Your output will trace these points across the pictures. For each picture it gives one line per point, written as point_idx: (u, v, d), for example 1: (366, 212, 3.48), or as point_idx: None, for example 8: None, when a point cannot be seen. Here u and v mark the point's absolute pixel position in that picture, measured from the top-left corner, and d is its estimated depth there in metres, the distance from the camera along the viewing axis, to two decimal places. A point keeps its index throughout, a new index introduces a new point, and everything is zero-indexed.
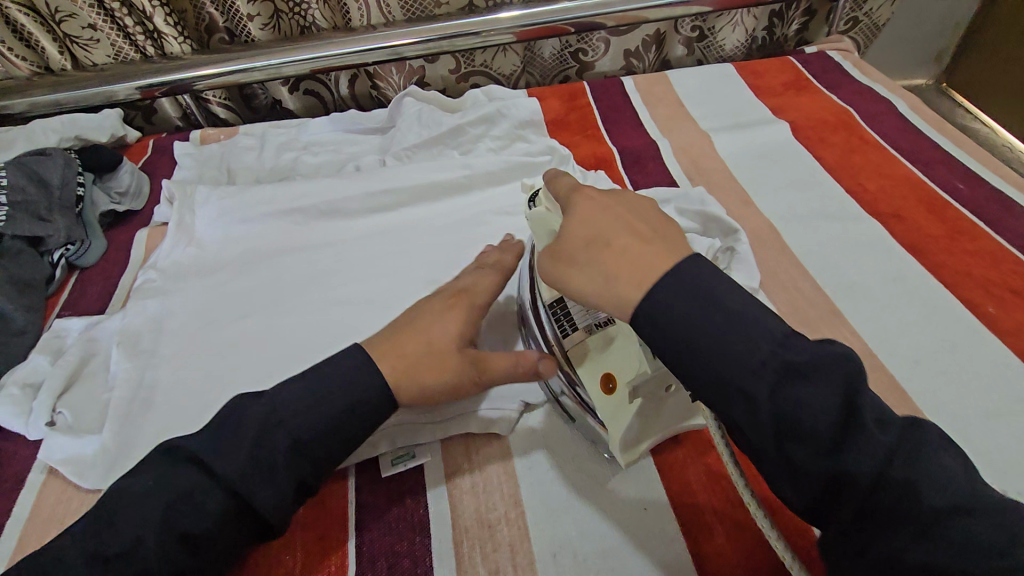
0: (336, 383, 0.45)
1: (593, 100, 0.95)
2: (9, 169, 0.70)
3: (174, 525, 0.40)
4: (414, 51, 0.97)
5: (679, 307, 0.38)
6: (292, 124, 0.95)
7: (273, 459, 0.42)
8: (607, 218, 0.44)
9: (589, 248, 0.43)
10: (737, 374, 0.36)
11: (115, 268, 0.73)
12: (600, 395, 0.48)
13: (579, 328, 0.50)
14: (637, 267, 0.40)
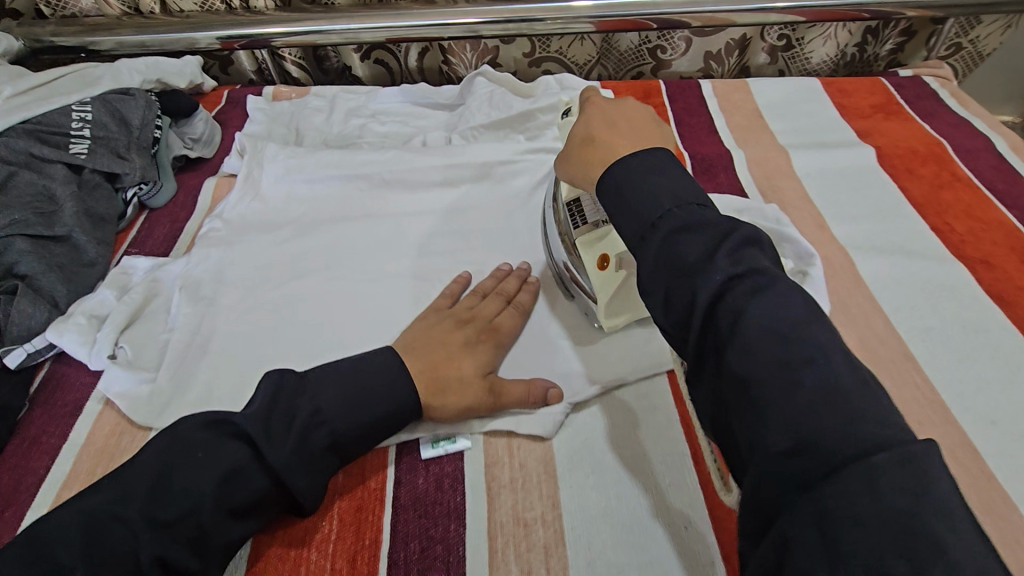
0: (374, 388, 0.48)
1: (668, 100, 0.92)
2: (95, 105, 0.74)
3: (226, 500, 0.42)
4: (491, 30, 0.95)
5: (630, 177, 0.42)
6: (362, 91, 0.94)
7: (310, 448, 0.45)
8: (602, 117, 0.49)
9: (580, 145, 0.49)
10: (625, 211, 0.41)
11: (182, 213, 0.75)
12: (595, 270, 0.56)
13: (588, 222, 0.57)
14: (607, 154, 0.46)
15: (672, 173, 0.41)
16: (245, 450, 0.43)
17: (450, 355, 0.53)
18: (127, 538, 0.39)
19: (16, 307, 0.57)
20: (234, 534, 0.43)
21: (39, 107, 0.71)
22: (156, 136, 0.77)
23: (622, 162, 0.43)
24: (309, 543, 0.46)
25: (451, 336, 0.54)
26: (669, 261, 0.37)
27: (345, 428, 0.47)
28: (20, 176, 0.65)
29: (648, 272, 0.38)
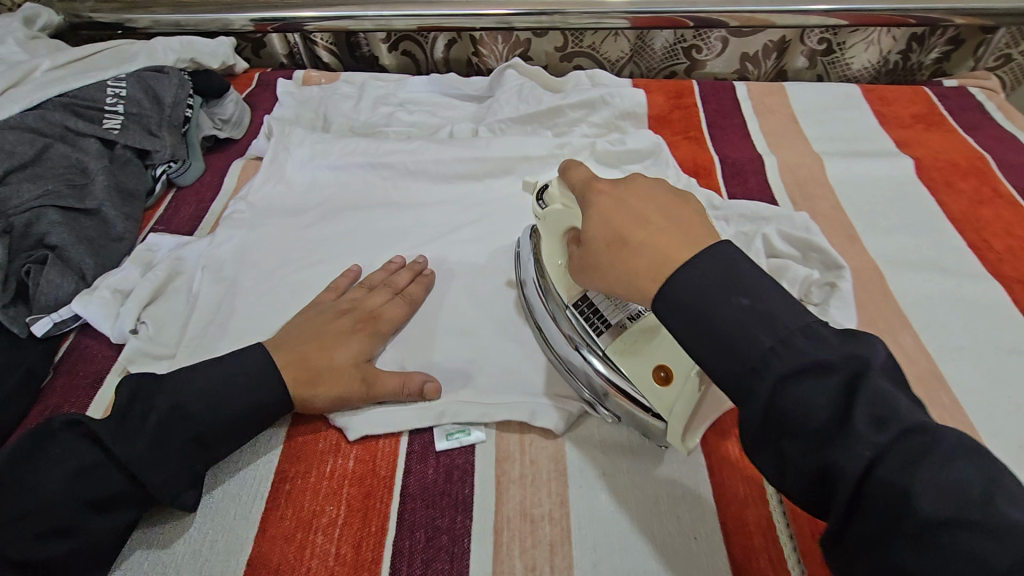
0: (244, 381, 0.49)
1: (699, 101, 0.90)
2: (129, 82, 0.75)
3: (79, 492, 0.42)
4: (523, 23, 0.95)
5: (697, 279, 0.36)
6: (392, 79, 0.94)
7: (168, 437, 0.46)
8: (626, 211, 0.41)
9: (608, 246, 0.41)
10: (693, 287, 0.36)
11: (208, 192, 0.76)
12: (653, 387, 0.45)
13: (611, 326, 0.50)
14: (654, 258, 0.38)
15: (742, 273, 0.36)
16: (96, 447, 0.44)
17: (320, 346, 0.52)
18: None
19: (45, 276, 0.58)
20: (95, 529, 0.42)
21: (75, 82, 0.72)
22: (187, 115, 0.78)
23: (677, 277, 0.36)
24: (316, 526, 0.46)
25: (330, 327, 0.54)
26: (691, 305, 0.36)
27: (202, 422, 0.47)
28: (55, 149, 0.66)
29: (693, 328, 0.36)
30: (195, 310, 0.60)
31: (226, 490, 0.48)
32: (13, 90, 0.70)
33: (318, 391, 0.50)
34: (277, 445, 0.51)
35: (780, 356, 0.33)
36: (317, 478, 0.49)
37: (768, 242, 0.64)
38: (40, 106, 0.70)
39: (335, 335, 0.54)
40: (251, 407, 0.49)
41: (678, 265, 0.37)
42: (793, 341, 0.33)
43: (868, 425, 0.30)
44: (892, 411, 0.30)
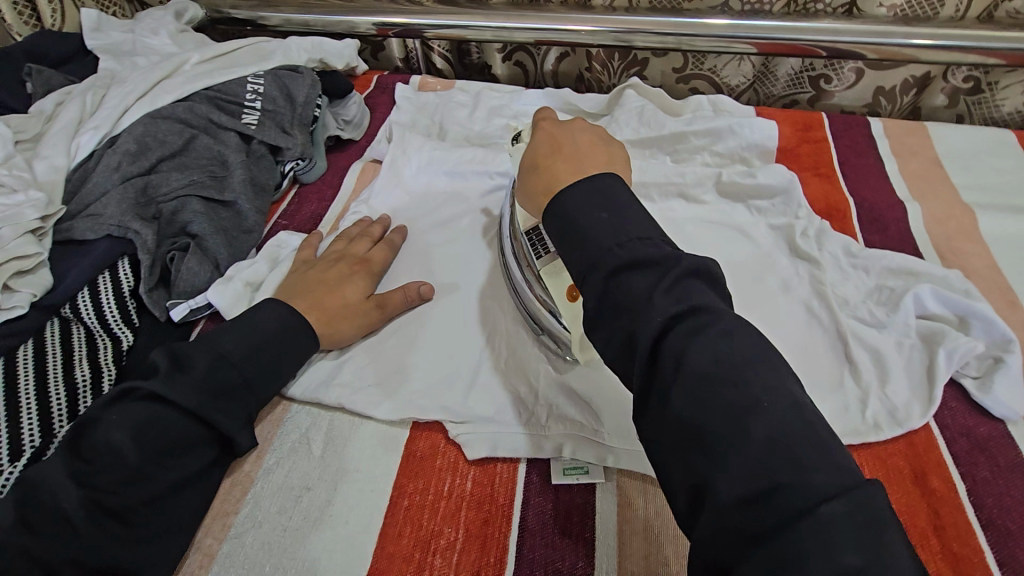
0: (273, 329, 0.53)
1: (831, 136, 0.84)
2: (267, 80, 0.78)
3: (148, 446, 0.44)
4: (644, 41, 0.92)
5: (579, 203, 0.42)
6: (506, 90, 0.94)
7: (219, 382, 0.48)
8: (551, 140, 0.49)
9: (528, 168, 0.49)
10: (604, 241, 0.39)
11: (329, 192, 0.77)
12: (566, 303, 0.51)
13: (548, 251, 0.54)
14: (551, 176, 0.47)
15: (619, 206, 0.41)
16: (153, 403, 0.46)
17: (331, 292, 0.58)
18: (62, 516, 0.40)
19: (186, 264, 0.61)
20: (171, 475, 0.45)
21: (220, 78, 0.75)
22: (315, 115, 0.80)
23: (563, 195, 0.42)
24: (434, 547, 0.46)
25: (328, 273, 0.59)
26: (586, 244, 0.40)
27: (247, 368, 0.50)
28: (199, 140, 0.69)
29: (577, 254, 0.40)
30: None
31: (347, 500, 0.48)
32: (166, 82, 0.74)
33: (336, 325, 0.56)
34: (395, 458, 0.51)
35: (674, 329, 0.35)
36: (436, 495, 0.49)
37: (919, 301, 0.59)
38: (188, 98, 0.73)
39: (338, 277, 0.59)
40: (281, 345, 0.53)
41: (566, 186, 0.43)
42: (704, 324, 0.35)
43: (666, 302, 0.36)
44: (729, 362, 0.34)
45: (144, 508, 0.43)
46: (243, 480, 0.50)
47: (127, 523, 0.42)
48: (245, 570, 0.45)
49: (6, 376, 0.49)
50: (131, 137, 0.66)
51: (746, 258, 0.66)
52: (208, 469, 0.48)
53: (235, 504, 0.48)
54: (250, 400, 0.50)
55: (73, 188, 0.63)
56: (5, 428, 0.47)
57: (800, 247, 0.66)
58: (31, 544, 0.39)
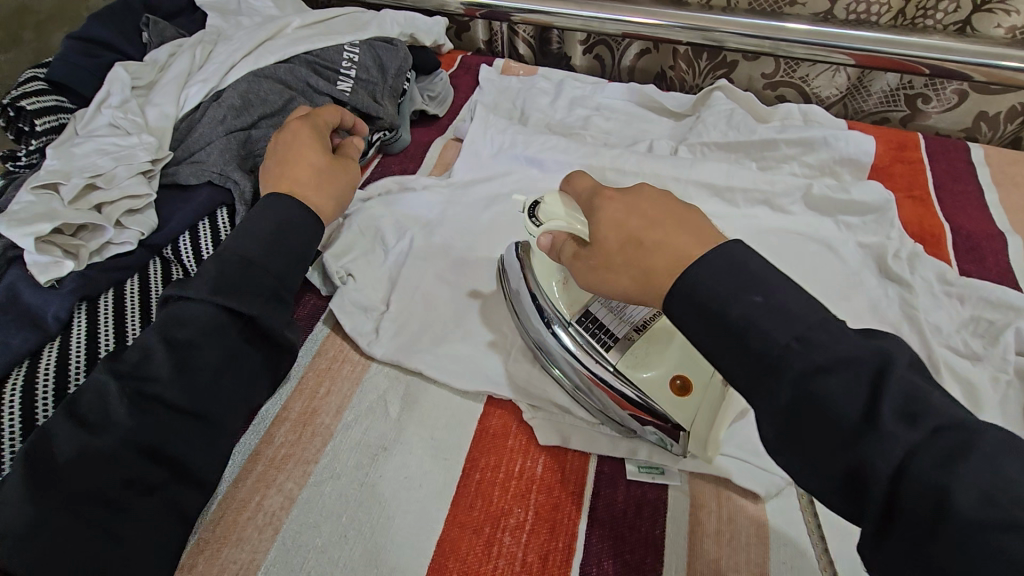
0: (280, 219, 0.52)
1: (927, 157, 0.80)
2: (363, 49, 0.79)
3: (175, 339, 0.45)
4: (737, 44, 0.89)
5: (719, 291, 0.34)
6: (589, 81, 0.93)
7: (227, 270, 0.48)
8: (637, 211, 0.40)
9: (622, 246, 0.39)
10: (773, 341, 0.32)
11: (411, 164, 0.79)
12: (677, 402, 0.46)
13: (617, 338, 0.49)
14: (670, 253, 0.36)
15: (771, 285, 0.33)
16: (178, 302, 0.47)
17: (300, 164, 0.57)
18: (103, 409, 0.42)
19: None
20: (203, 362, 0.45)
21: (320, 42, 0.77)
22: (404, 88, 0.81)
23: (693, 276, 0.35)
24: (504, 525, 0.46)
25: (290, 147, 0.58)
26: (749, 354, 0.32)
27: (260, 257, 0.49)
28: (297, 102, 0.72)
29: (732, 357, 0.33)
30: (400, 280, 0.62)
31: (421, 464, 0.49)
32: (269, 42, 0.76)
33: (335, 191, 0.58)
34: (469, 430, 0.52)
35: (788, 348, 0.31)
36: (507, 474, 0.49)
37: (1021, 338, 0.56)
38: (289, 60, 0.75)
39: (300, 148, 0.58)
40: (286, 225, 0.52)
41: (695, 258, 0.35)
42: (814, 337, 0.31)
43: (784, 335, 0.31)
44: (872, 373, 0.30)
45: (183, 395, 0.44)
46: (323, 431, 0.52)
47: (171, 408, 0.43)
48: (322, 518, 0.46)
49: (116, 306, 0.53)
50: (236, 92, 0.68)
51: (832, 274, 0.64)
52: (244, 360, 0.47)
53: (315, 453, 0.50)
54: (258, 274, 0.49)
55: (180, 137, 0.66)
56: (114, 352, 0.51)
57: (890, 268, 0.64)
58: (81, 438, 0.40)
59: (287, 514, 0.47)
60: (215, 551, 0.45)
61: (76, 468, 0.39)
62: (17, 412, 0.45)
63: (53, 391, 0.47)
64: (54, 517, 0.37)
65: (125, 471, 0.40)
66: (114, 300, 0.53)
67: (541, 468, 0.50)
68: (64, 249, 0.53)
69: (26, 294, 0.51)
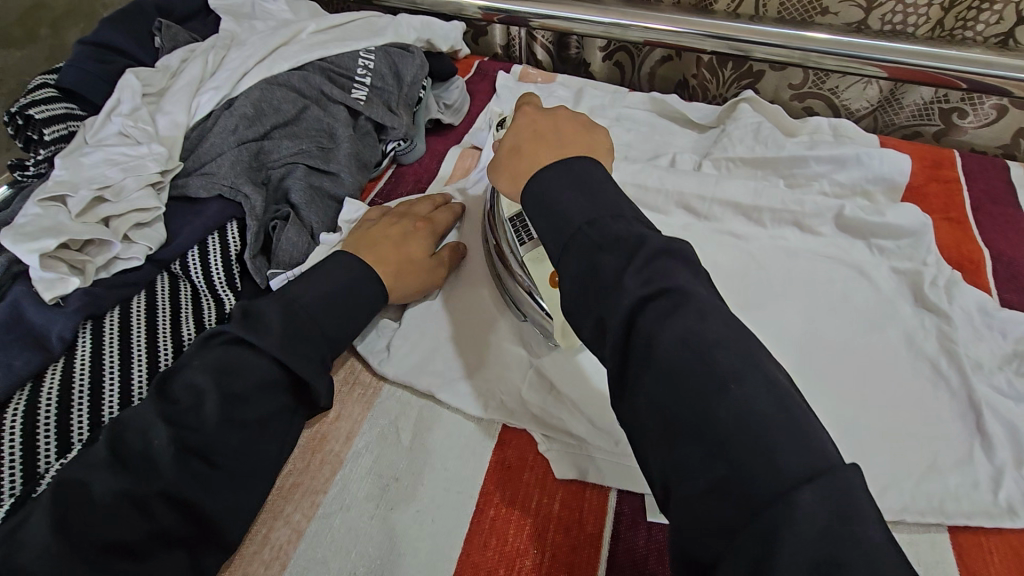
0: (343, 280, 0.53)
1: (964, 176, 0.76)
2: (379, 56, 0.77)
3: (228, 388, 0.45)
4: (764, 54, 0.86)
5: (555, 190, 0.41)
6: (609, 90, 0.91)
7: (298, 330, 0.49)
8: (533, 129, 0.48)
9: (508, 153, 0.48)
10: (604, 217, 0.39)
11: (426, 174, 0.77)
12: (547, 286, 0.53)
13: (533, 238, 0.55)
14: (534, 160, 0.46)
15: (598, 191, 0.40)
16: (232, 347, 0.47)
17: (393, 244, 0.58)
18: (147, 451, 0.41)
19: (286, 234, 0.60)
20: (251, 416, 0.45)
21: (335, 49, 0.75)
22: (419, 96, 0.79)
23: (542, 177, 0.42)
24: (520, 567, 0.44)
25: (391, 228, 0.59)
26: (557, 219, 0.40)
27: (327, 322, 0.50)
28: (310, 111, 0.70)
29: (546, 224, 0.41)
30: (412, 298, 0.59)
31: (432, 499, 0.47)
32: (283, 48, 0.74)
33: (410, 277, 0.57)
34: (485, 462, 0.50)
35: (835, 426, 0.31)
36: (522, 512, 0.47)
37: None
38: (303, 67, 0.73)
39: (399, 232, 0.59)
40: (351, 291, 0.53)
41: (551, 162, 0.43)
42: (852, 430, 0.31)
43: (643, 287, 0.35)
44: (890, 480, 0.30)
45: (224, 449, 0.44)
46: (332, 459, 0.50)
47: (211, 463, 0.43)
48: (330, 555, 0.45)
49: (122, 324, 0.51)
50: (249, 101, 0.67)
51: (865, 302, 0.61)
52: (283, 416, 0.48)
53: (324, 483, 0.48)
54: (314, 337, 0.49)
55: (190, 147, 0.65)
56: (119, 375, 0.49)
57: (926, 297, 0.61)
58: (122, 479, 0.40)
59: (295, 548, 0.45)
60: None
61: (113, 514, 0.39)
62: (18, 438, 0.44)
63: (56, 414, 0.46)
64: (77, 565, 0.37)
65: (156, 523, 0.40)
66: (120, 318, 0.52)
67: (558, 506, 0.47)
68: (70, 263, 0.52)
69: (31, 313, 0.50)
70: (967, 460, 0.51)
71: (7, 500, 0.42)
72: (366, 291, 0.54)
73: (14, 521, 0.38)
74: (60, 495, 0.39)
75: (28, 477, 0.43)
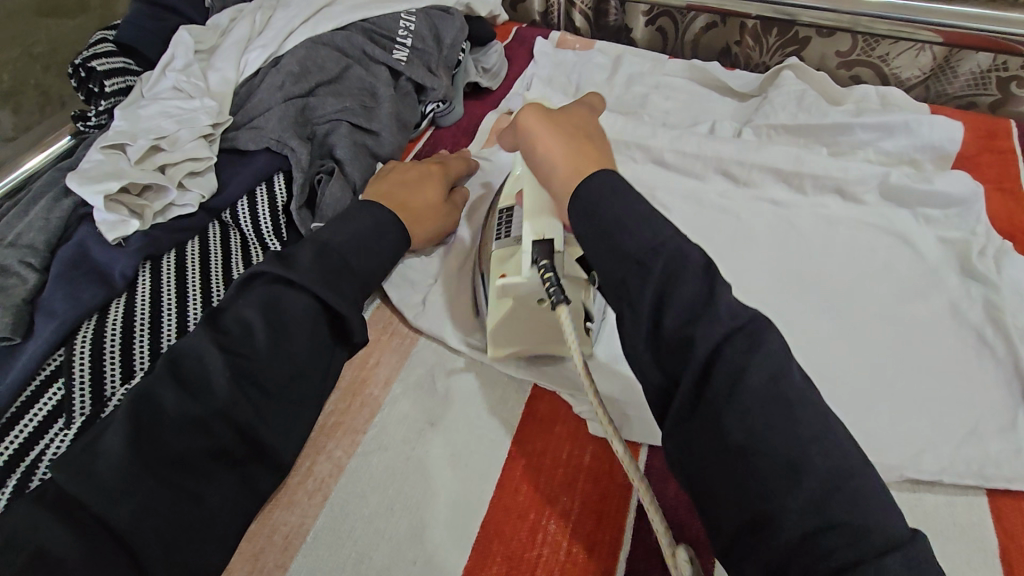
0: (369, 221, 0.55)
1: (1020, 146, 0.73)
2: (419, 17, 0.77)
3: (272, 321, 0.47)
4: (813, 18, 0.83)
5: (608, 203, 0.40)
6: (648, 56, 0.89)
7: (330, 265, 0.51)
8: (576, 121, 0.48)
9: (560, 129, 0.46)
10: (640, 246, 0.38)
11: (464, 138, 0.78)
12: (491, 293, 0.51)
13: (510, 235, 0.53)
14: (592, 159, 0.43)
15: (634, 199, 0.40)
16: (273, 285, 0.49)
17: (412, 189, 0.60)
18: (202, 376, 0.44)
19: (330, 188, 0.62)
20: (295, 343, 0.47)
21: (377, 9, 0.76)
22: (458, 59, 0.80)
23: (593, 183, 0.41)
24: (549, 513, 0.45)
25: (406, 174, 0.61)
26: (614, 237, 0.39)
27: (356, 260, 0.53)
28: (353, 70, 0.71)
29: (599, 250, 0.40)
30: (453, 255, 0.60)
31: (468, 446, 0.49)
32: (328, 9, 0.75)
33: (430, 221, 0.60)
34: (518, 415, 0.51)
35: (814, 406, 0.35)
36: (553, 463, 0.48)
37: None
38: (346, 27, 0.74)
39: (414, 178, 0.61)
40: (375, 232, 0.55)
41: (584, 179, 0.42)
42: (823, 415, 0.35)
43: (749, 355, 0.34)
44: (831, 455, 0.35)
45: (271, 378, 0.46)
46: (371, 402, 0.52)
47: (261, 389, 0.45)
48: (370, 488, 0.47)
49: (178, 266, 0.54)
50: (294, 59, 0.68)
51: (908, 270, 0.60)
52: (327, 349, 0.50)
53: (364, 424, 0.50)
54: (345, 269, 0.51)
55: (240, 102, 0.67)
56: (176, 311, 0.51)
57: (974, 267, 0.59)
58: (184, 401, 0.43)
59: (335, 481, 0.47)
60: (267, 512, 0.46)
61: (177, 431, 0.41)
62: (87, 363, 0.47)
63: (119, 344, 0.49)
64: (151, 473, 0.40)
65: (215, 442, 0.42)
66: (176, 260, 0.55)
67: (589, 461, 0.48)
68: (129, 207, 0.55)
69: (96, 251, 0.53)
70: (1012, 427, 0.50)
71: (78, 419, 0.45)
72: (391, 234, 0.56)
73: (93, 434, 0.42)
74: (130, 411, 0.42)
75: (96, 398, 0.46)
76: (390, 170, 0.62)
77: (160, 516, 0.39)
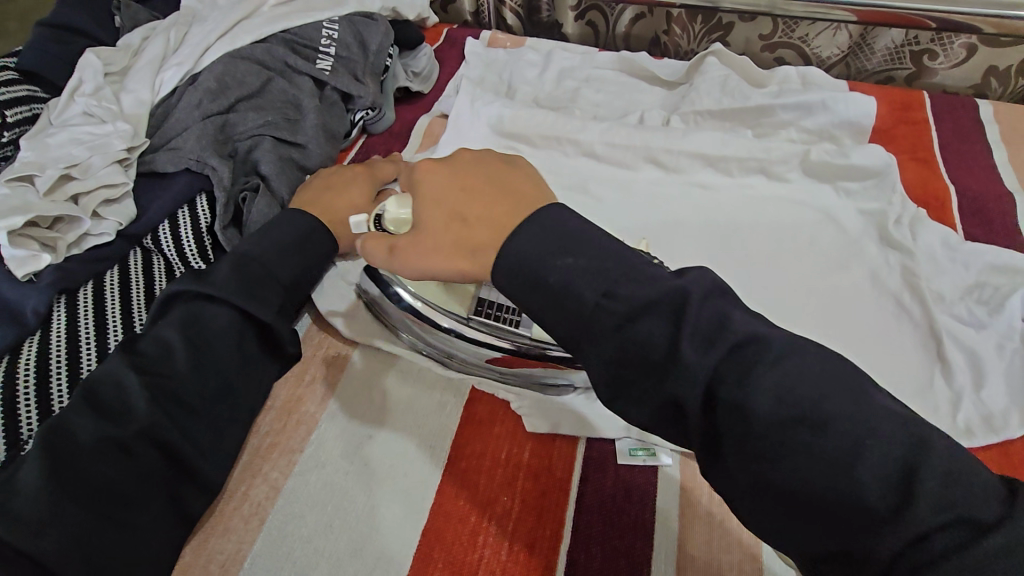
0: (292, 232, 0.54)
1: (933, 117, 0.76)
2: (342, 24, 0.76)
3: (194, 338, 0.46)
4: (733, 4, 0.85)
5: (536, 253, 0.38)
6: (578, 50, 0.90)
7: (254, 277, 0.50)
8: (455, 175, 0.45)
9: (444, 220, 0.43)
10: (582, 300, 0.36)
11: (397, 144, 0.77)
12: None
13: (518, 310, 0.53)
14: (489, 220, 0.41)
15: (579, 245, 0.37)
16: (193, 301, 0.48)
17: (338, 196, 0.59)
18: (122, 401, 0.43)
19: (256, 204, 0.60)
20: (223, 358, 0.47)
21: (297, 20, 0.74)
22: (386, 65, 0.79)
23: (515, 241, 0.38)
24: (490, 513, 0.46)
25: (334, 181, 0.60)
26: (563, 308, 0.36)
27: (281, 271, 0.52)
28: (275, 82, 0.70)
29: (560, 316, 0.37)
30: None
31: (406, 452, 0.49)
32: (246, 22, 0.73)
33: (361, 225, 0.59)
34: (455, 416, 0.51)
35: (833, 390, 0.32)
36: (493, 461, 0.49)
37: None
38: (266, 39, 0.73)
39: (342, 184, 0.60)
40: (300, 243, 0.54)
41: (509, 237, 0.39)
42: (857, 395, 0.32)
43: (694, 345, 0.33)
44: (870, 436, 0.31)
45: (196, 398, 0.45)
46: (308, 420, 0.51)
47: (185, 407, 0.44)
48: (308, 508, 0.46)
49: (96, 297, 0.52)
50: (212, 75, 0.66)
51: (830, 243, 0.62)
52: (257, 363, 0.49)
53: (301, 442, 0.50)
54: (270, 280, 0.51)
55: (157, 123, 0.65)
56: (95, 344, 0.50)
57: (892, 236, 0.61)
58: (103, 427, 0.41)
59: (272, 504, 0.46)
60: (201, 541, 0.45)
61: (95, 459, 0.40)
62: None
63: (34, 385, 0.47)
64: (75, 506, 0.38)
65: (139, 465, 0.41)
66: (94, 291, 0.53)
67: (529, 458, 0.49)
68: (40, 241, 0.53)
69: (5, 289, 0.51)
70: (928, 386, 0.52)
71: None
72: (316, 241, 0.56)
73: (6, 473, 0.39)
74: (42, 446, 0.40)
75: (12, 443, 0.45)
76: (316, 180, 0.62)
77: (87, 548, 0.38)
